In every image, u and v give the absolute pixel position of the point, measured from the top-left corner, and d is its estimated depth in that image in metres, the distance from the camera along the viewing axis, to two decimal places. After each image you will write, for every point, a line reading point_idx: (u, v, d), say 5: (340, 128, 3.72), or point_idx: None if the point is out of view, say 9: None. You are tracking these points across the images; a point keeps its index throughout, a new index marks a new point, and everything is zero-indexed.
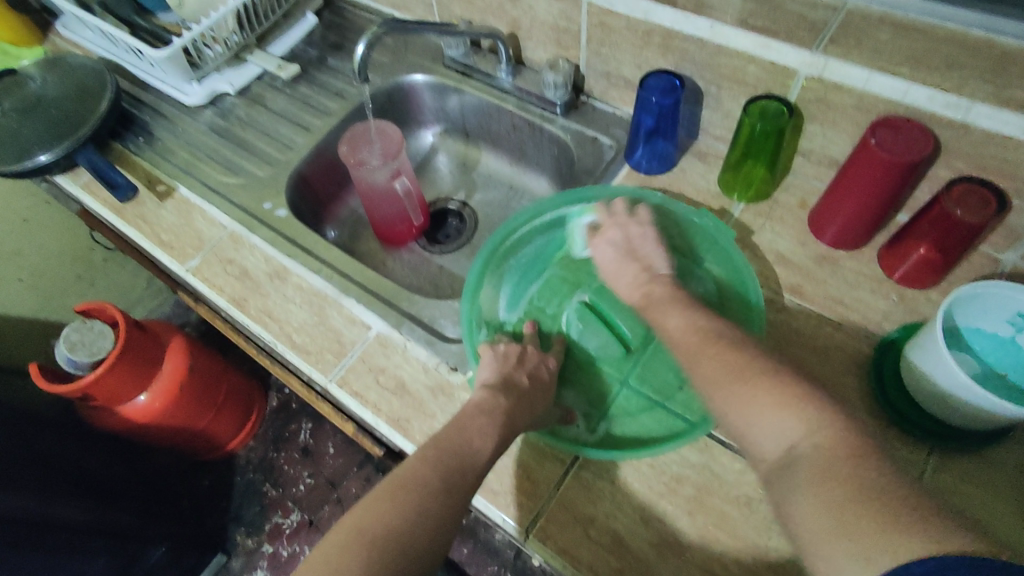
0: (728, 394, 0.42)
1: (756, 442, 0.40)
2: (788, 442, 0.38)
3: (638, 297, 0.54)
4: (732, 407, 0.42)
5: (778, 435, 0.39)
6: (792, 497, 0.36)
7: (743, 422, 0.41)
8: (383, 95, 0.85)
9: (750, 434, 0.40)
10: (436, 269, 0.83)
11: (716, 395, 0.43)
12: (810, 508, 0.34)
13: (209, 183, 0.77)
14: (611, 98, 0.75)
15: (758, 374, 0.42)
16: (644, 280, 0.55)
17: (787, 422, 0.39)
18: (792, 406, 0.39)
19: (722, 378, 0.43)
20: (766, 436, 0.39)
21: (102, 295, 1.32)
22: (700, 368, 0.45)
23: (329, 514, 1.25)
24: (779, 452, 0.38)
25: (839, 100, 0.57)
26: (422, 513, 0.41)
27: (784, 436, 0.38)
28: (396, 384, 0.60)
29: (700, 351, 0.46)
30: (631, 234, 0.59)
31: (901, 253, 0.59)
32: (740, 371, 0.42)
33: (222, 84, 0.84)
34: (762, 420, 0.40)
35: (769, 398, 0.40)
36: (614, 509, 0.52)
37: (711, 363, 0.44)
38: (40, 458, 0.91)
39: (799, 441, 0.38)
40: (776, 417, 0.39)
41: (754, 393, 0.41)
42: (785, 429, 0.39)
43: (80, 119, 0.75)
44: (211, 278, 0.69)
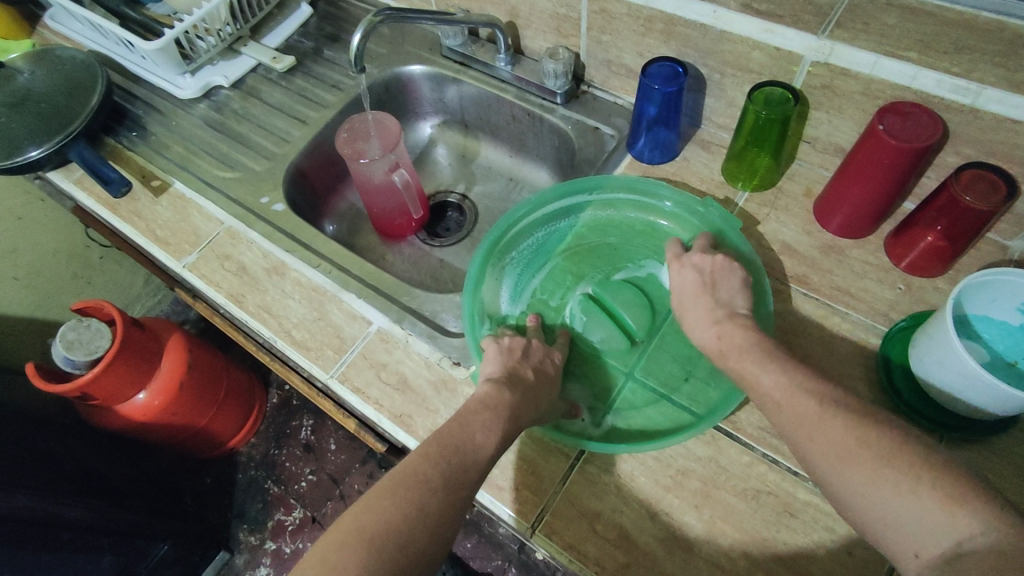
0: (865, 476, 0.37)
1: (894, 534, 0.36)
2: (950, 538, 0.33)
3: (721, 344, 0.50)
4: (871, 493, 0.37)
5: (937, 531, 0.34)
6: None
7: (885, 511, 0.36)
8: (380, 86, 0.84)
9: (896, 526, 0.35)
10: (436, 263, 0.82)
11: (851, 477, 0.38)
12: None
13: (205, 178, 0.76)
14: (612, 87, 0.74)
15: (903, 454, 0.37)
16: (719, 317, 0.52)
17: (947, 515, 0.34)
18: (954, 498, 0.34)
19: (860, 458, 0.38)
20: (921, 531, 0.34)
21: (100, 293, 1.31)
22: (824, 445, 0.40)
23: (332, 510, 1.25)
24: (939, 550, 0.33)
25: (845, 86, 0.56)
26: (421, 510, 0.40)
27: (949, 532, 0.33)
28: (398, 380, 0.59)
29: (820, 421, 0.40)
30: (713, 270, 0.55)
31: (909, 241, 0.58)
32: (881, 451, 0.37)
33: (216, 77, 0.83)
34: (914, 511, 0.35)
35: (920, 485, 0.35)
36: (620, 504, 0.51)
37: (826, 437, 0.39)
38: (41, 454, 0.91)
39: (967, 537, 0.33)
40: (933, 509, 0.34)
41: (902, 476, 0.36)
42: (930, 520, 0.34)
43: (71, 113, 0.73)
44: (208, 274, 0.68)
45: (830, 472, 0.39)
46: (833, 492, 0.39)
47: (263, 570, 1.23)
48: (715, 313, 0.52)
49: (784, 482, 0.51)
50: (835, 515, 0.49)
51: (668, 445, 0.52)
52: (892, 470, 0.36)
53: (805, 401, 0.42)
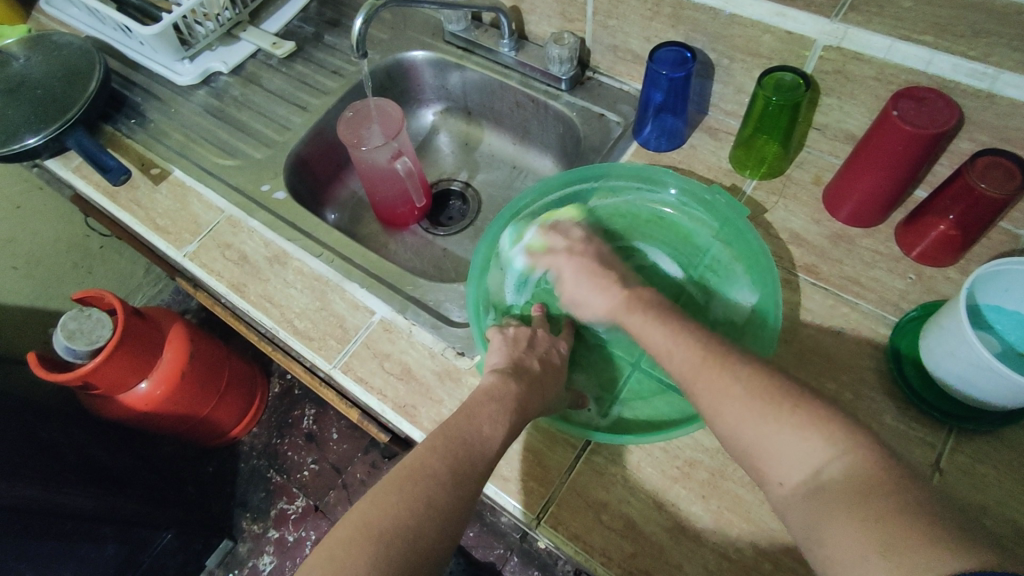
0: (738, 409, 0.40)
1: (767, 463, 0.38)
2: (811, 463, 0.36)
3: (628, 303, 0.50)
4: (744, 423, 0.39)
5: (798, 456, 0.37)
6: (822, 526, 0.34)
7: (757, 439, 0.39)
8: (382, 72, 0.82)
9: (765, 452, 0.38)
10: (440, 252, 0.81)
11: (725, 412, 0.40)
12: (842, 533, 0.33)
13: (205, 166, 0.75)
14: (617, 73, 0.73)
15: (774, 389, 0.39)
16: (620, 287, 0.52)
17: (807, 442, 0.37)
18: (813, 424, 0.37)
19: (735, 392, 0.40)
20: (785, 457, 0.37)
21: (100, 282, 1.30)
22: (705, 386, 0.42)
23: (335, 499, 1.25)
24: (802, 474, 0.36)
25: (858, 71, 0.55)
26: (428, 505, 0.39)
27: (810, 458, 0.36)
28: (401, 370, 0.58)
29: (704, 365, 0.43)
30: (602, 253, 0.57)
31: (921, 230, 0.57)
32: (752, 387, 0.40)
33: (216, 63, 0.81)
34: (779, 439, 0.38)
35: (784, 416, 0.38)
36: (627, 494, 0.51)
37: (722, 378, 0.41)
38: (43, 445, 0.91)
39: (825, 462, 0.36)
40: (795, 437, 0.37)
41: (767, 407, 0.39)
42: (796, 448, 0.37)
43: (69, 100, 0.72)
44: (209, 263, 0.67)
45: (709, 411, 0.42)
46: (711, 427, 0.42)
47: (266, 559, 1.23)
48: (610, 288, 0.53)
49: None
50: None
51: (676, 436, 0.51)
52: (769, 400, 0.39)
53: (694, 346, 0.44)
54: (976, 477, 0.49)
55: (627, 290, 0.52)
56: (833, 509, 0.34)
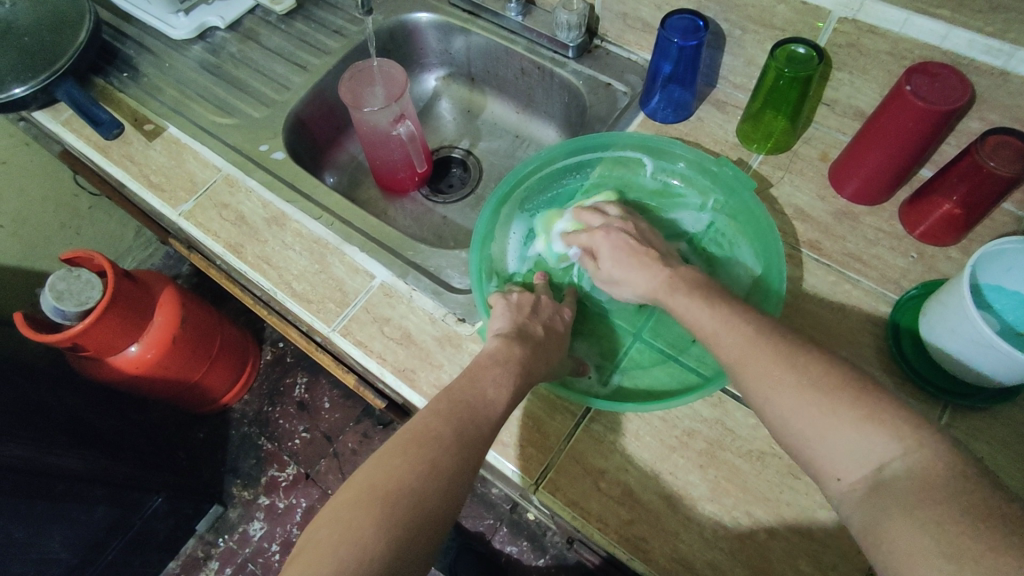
0: (792, 400, 0.38)
1: (827, 460, 0.37)
2: (872, 459, 0.35)
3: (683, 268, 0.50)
4: (797, 419, 0.38)
5: (859, 452, 0.36)
6: (886, 522, 0.33)
7: (811, 436, 0.37)
8: (385, 33, 0.80)
9: (821, 450, 0.37)
10: (439, 220, 0.80)
11: (777, 399, 0.39)
12: (907, 535, 0.32)
13: (201, 123, 0.73)
14: (626, 42, 0.72)
15: (833, 378, 0.38)
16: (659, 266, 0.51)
17: (870, 437, 0.35)
18: (873, 416, 0.36)
19: (789, 384, 0.39)
20: (841, 453, 0.36)
21: (88, 244, 1.28)
22: (757, 370, 0.41)
23: (327, 467, 1.25)
24: (861, 471, 0.35)
25: (871, 44, 0.54)
26: (433, 467, 0.39)
27: (870, 453, 0.35)
28: (401, 335, 0.58)
29: (759, 347, 0.41)
30: (641, 232, 0.55)
31: (925, 209, 0.57)
32: (811, 378, 0.38)
33: (212, 17, 0.79)
34: (838, 435, 0.36)
35: (845, 403, 0.36)
36: (625, 462, 0.51)
37: (777, 371, 0.40)
38: (33, 407, 0.91)
39: (888, 458, 0.35)
40: (861, 434, 0.36)
41: (829, 397, 0.37)
42: (867, 447, 0.35)
43: (58, 49, 0.70)
44: (205, 223, 0.66)
45: (763, 407, 0.40)
46: (761, 416, 0.41)
47: (256, 524, 1.23)
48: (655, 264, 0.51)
49: None
50: None
51: (675, 405, 0.51)
52: (793, 378, 0.39)
53: (736, 335, 0.43)
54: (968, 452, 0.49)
55: (671, 269, 0.50)
56: (900, 513, 0.33)
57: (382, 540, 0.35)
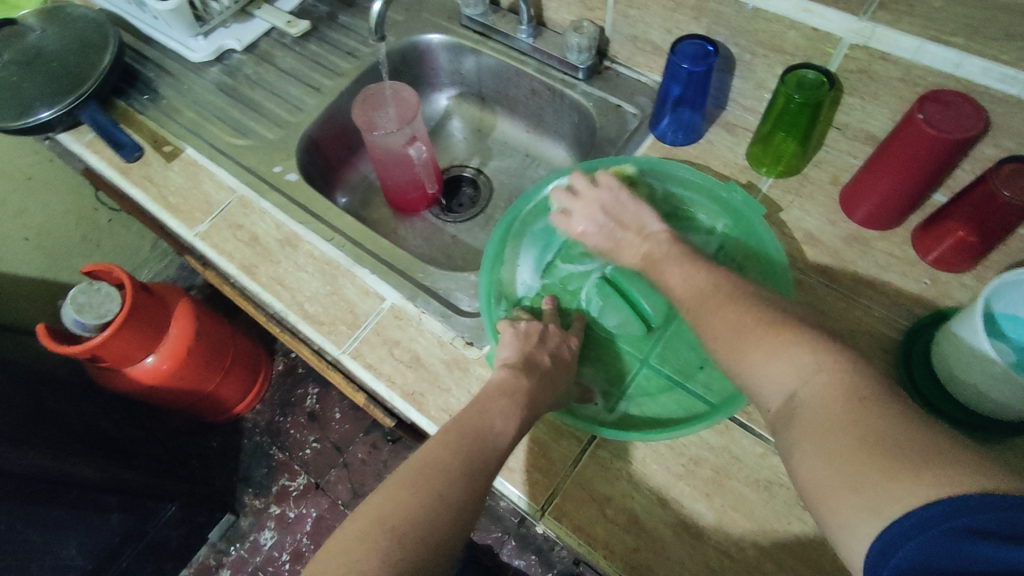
0: (729, 342, 0.43)
1: (762, 393, 0.41)
2: (790, 391, 0.38)
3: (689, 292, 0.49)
4: (734, 357, 0.42)
5: (781, 385, 0.39)
6: (796, 449, 0.36)
7: (748, 373, 0.41)
8: (397, 55, 0.81)
9: (754, 384, 0.41)
10: (450, 239, 0.81)
11: (718, 344, 0.44)
12: (812, 463, 0.35)
13: (217, 145, 0.74)
14: (636, 64, 0.72)
15: (770, 324, 0.42)
16: (642, 243, 0.55)
17: (790, 372, 0.39)
18: (789, 352, 0.39)
19: (727, 327, 0.44)
20: (768, 387, 0.40)
21: (107, 256, 1.30)
22: (707, 321, 0.45)
23: (337, 477, 1.26)
24: (782, 401, 0.39)
25: (883, 71, 0.54)
26: (441, 498, 0.39)
27: (789, 386, 0.39)
28: (410, 358, 0.59)
29: (706, 309, 0.46)
30: (616, 205, 0.58)
31: (938, 235, 0.56)
32: (740, 326, 0.43)
33: (229, 40, 0.81)
34: (769, 371, 0.40)
35: (768, 347, 0.40)
36: (631, 489, 0.51)
37: (718, 319, 0.45)
38: (52, 416, 0.93)
39: (799, 389, 0.38)
40: (783, 367, 0.39)
41: (760, 341, 0.41)
42: (785, 379, 0.39)
43: (82, 73, 0.71)
44: (220, 244, 0.67)
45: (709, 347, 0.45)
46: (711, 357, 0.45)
47: (267, 533, 1.25)
48: (636, 242, 0.56)
49: None
50: None
51: (681, 433, 0.51)
52: (732, 326, 0.43)
53: (694, 300, 0.47)
54: None
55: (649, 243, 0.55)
56: (805, 441, 0.36)
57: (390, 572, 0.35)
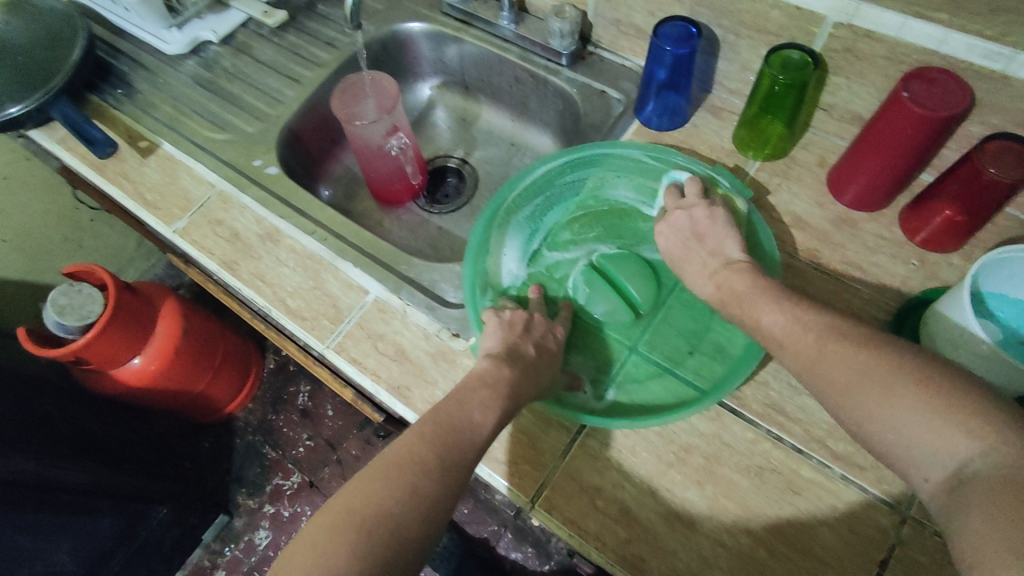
0: (870, 394, 0.37)
1: (912, 458, 0.35)
2: (954, 458, 0.33)
3: (721, 296, 0.50)
4: (875, 412, 0.36)
5: (940, 451, 0.34)
6: (970, 525, 0.31)
7: (891, 432, 0.35)
8: (377, 44, 0.80)
9: (902, 447, 0.35)
10: (435, 230, 0.80)
11: (848, 394, 0.38)
12: (989, 539, 0.30)
13: (195, 139, 0.73)
14: (620, 48, 0.71)
15: (921, 375, 0.36)
16: (717, 269, 0.51)
17: (954, 435, 0.33)
18: (954, 411, 0.34)
19: (863, 377, 0.37)
20: (924, 452, 0.34)
21: (90, 257, 1.28)
22: (831, 364, 0.39)
23: (330, 475, 1.25)
24: (944, 470, 0.33)
25: (868, 49, 0.53)
26: (413, 493, 0.39)
27: (953, 452, 0.33)
28: (395, 351, 0.58)
29: (830, 351, 0.40)
30: (698, 224, 0.55)
31: (926, 215, 0.56)
32: (880, 374, 0.37)
33: (205, 32, 0.79)
34: (922, 431, 0.34)
35: (925, 403, 0.35)
36: (621, 479, 0.51)
37: (848, 366, 0.39)
38: (38, 419, 0.91)
39: (971, 458, 0.32)
40: (945, 430, 0.34)
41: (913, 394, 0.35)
42: (949, 444, 0.33)
43: (51, 68, 0.69)
44: (200, 240, 0.66)
45: (835, 398, 0.39)
46: (835, 410, 0.39)
47: (262, 533, 1.24)
48: (710, 267, 0.52)
49: (789, 459, 0.50)
50: (837, 492, 0.48)
51: (673, 419, 0.51)
52: (866, 370, 0.37)
53: (806, 339, 0.42)
54: None
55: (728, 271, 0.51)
56: (985, 515, 0.31)
57: (355, 568, 0.35)
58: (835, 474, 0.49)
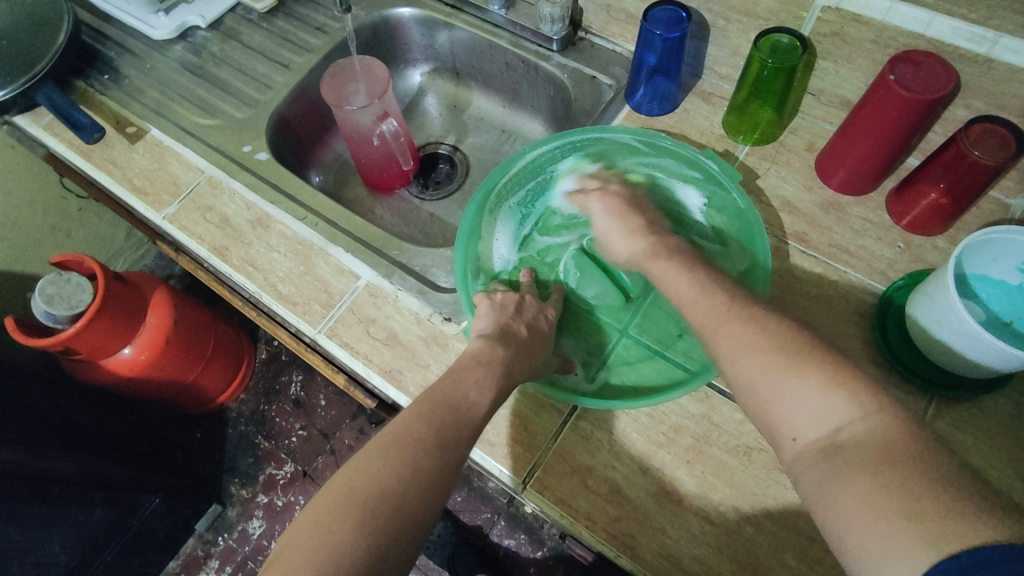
0: (757, 362, 0.38)
1: (791, 421, 0.37)
2: (828, 421, 0.35)
3: (643, 253, 0.50)
4: (760, 378, 0.38)
5: (814, 413, 0.36)
6: (839, 486, 0.33)
7: (774, 397, 0.37)
8: (367, 29, 0.79)
9: (781, 411, 0.37)
10: (426, 217, 0.80)
11: (742, 364, 0.39)
12: (858, 496, 0.31)
13: (183, 125, 0.72)
14: (611, 34, 0.71)
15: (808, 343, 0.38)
16: (641, 234, 0.51)
17: (825, 399, 0.35)
18: (831, 380, 0.36)
19: (757, 343, 0.39)
20: (799, 415, 0.36)
21: (79, 247, 1.27)
22: (725, 336, 0.40)
23: (323, 464, 1.25)
24: (816, 433, 0.35)
25: (855, 33, 0.58)
26: (414, 470, 0.39)
27: (827, 416, 0.35)
28: (388, 336, 0.58)
29: (725, 317, 0.41)
30: (635, 197, 0.55)
31: (912, 199, 0.56)
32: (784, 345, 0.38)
33: (192, 16, 0.78)
34: (799, 394, 0.36)
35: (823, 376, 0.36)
36: (612, 460, 0.51)
37: (740, 334, 0.40)
38: (28, 410, 0.90)
39: (844, 422, 0.34)
40: (819, 395, 0.36)
41: (799, 364, 0.37)
42: (824, 409, 0.35)
43: (36, 52, 0.69)
44: (189, 226, 0.66)
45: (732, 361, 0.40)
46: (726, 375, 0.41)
47: (255, 522, 1.24)
48: (631, 232, 0.52)
49: None
50: None
51: (660, 402, 0.51)
52: (760, 341, 0.39)
53: (715, 300, 0.42)
54: (953, 444, 0.49)
55: (652, 238, 0.50)
56: (851, 474, 0.32)
57: (361, 543, 0.35)
58: None
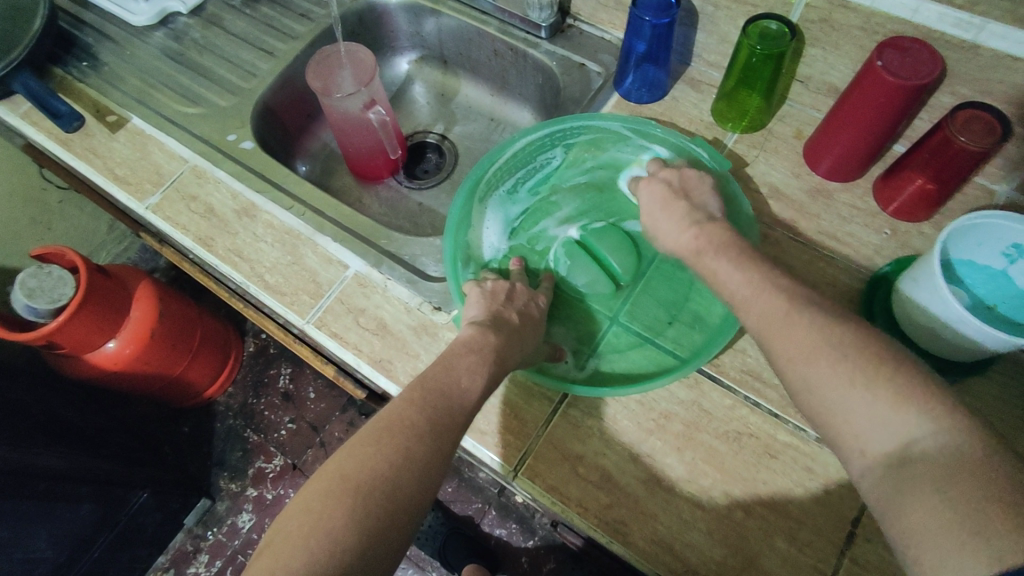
0: (820, 368, 0.36)
1: (845, 428, 0.35)
2: (896, 435, 0.33)
3: (697, 245, 0.49)
4: (816, 379, 0.36)
5: (882, 425, 0.33)
6: (905, 501, 0.31)
7: (829, 399, 0.36)
8: (352, 16, 0.78)
9: (847, 422, 0.35)
10: (416, 206, 0.79)
11: (790, 354, 0.38)
12: (925, 513, 0.30)
13: (165, 113, 0.71)
14: (599, 20, 0.71)
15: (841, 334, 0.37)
16: (692, 220, 0.51)
17: (896, 412, 0.33)
18: (892, 383, 0.34)
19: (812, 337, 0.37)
20: (866, 426, 0.34)
21: (61, 239, 1.25)
22: (772, 324, 0.40)
23: (313, 457, 1.25)
24: (885, 446, 0.33)
25: (843, 19, 0.55)
26: (407, 456, 0.39)
27: (897, 427, 0.33)
28: (377, 325, 0.57)
29: (771, 309, 0.41)
30: (683, 182, 0.54)
31: (897, 185, 0.57)
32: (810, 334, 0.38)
33: (173, 2, 0.77)
34: (860, 402, 0.34)
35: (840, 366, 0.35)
36: (603, 447, 0.51)
37: (795, 334, 0.38)
38: (12, 405, 0.89)
39: (916, 435, 0.32)
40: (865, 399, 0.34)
41: (839, 358, 0.36)
42: (890, 422, 0.33)
43: (11, 38, 0.67)
44: (173, 217, 0.65)
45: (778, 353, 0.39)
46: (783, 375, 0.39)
47: (245, 516, 1.23)
48: (688, 218, 0.51)
49: (765, 424, 0.51)
50: (813, 457, 0.50)
51: (652, 387, 0.52)
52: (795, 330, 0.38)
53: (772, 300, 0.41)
54: None
55: (701, 227, 0.49)
56: (918, 489, 0.31)
57: (355, 531, 0.35)
58: (809, 437, 0.50)
